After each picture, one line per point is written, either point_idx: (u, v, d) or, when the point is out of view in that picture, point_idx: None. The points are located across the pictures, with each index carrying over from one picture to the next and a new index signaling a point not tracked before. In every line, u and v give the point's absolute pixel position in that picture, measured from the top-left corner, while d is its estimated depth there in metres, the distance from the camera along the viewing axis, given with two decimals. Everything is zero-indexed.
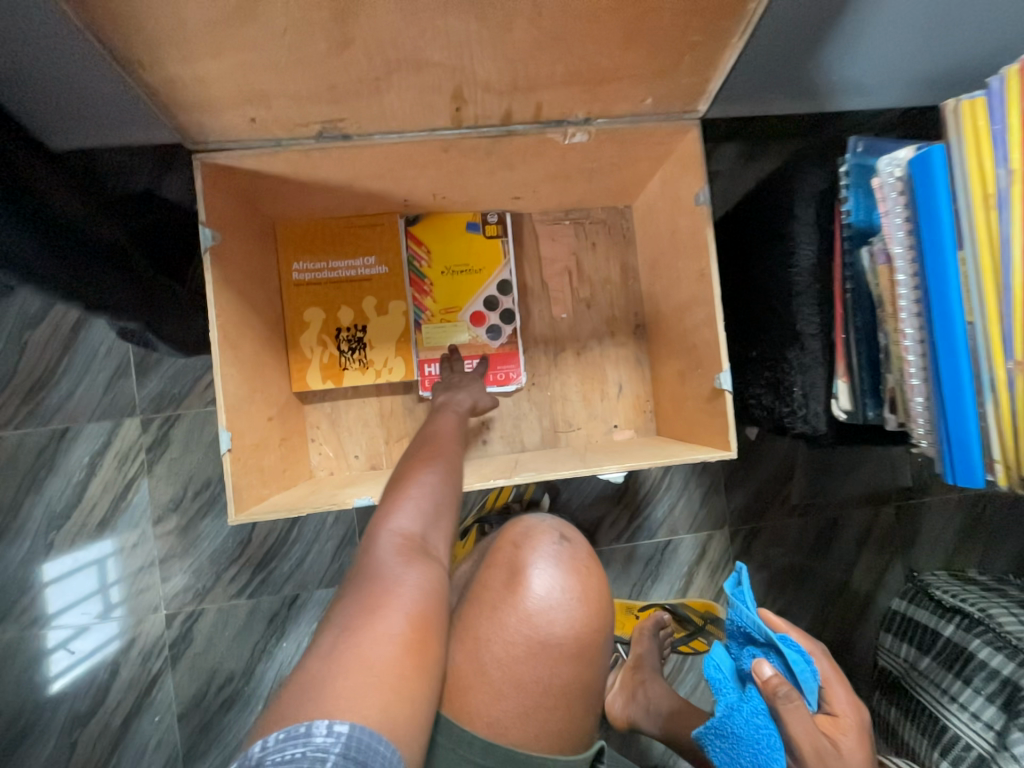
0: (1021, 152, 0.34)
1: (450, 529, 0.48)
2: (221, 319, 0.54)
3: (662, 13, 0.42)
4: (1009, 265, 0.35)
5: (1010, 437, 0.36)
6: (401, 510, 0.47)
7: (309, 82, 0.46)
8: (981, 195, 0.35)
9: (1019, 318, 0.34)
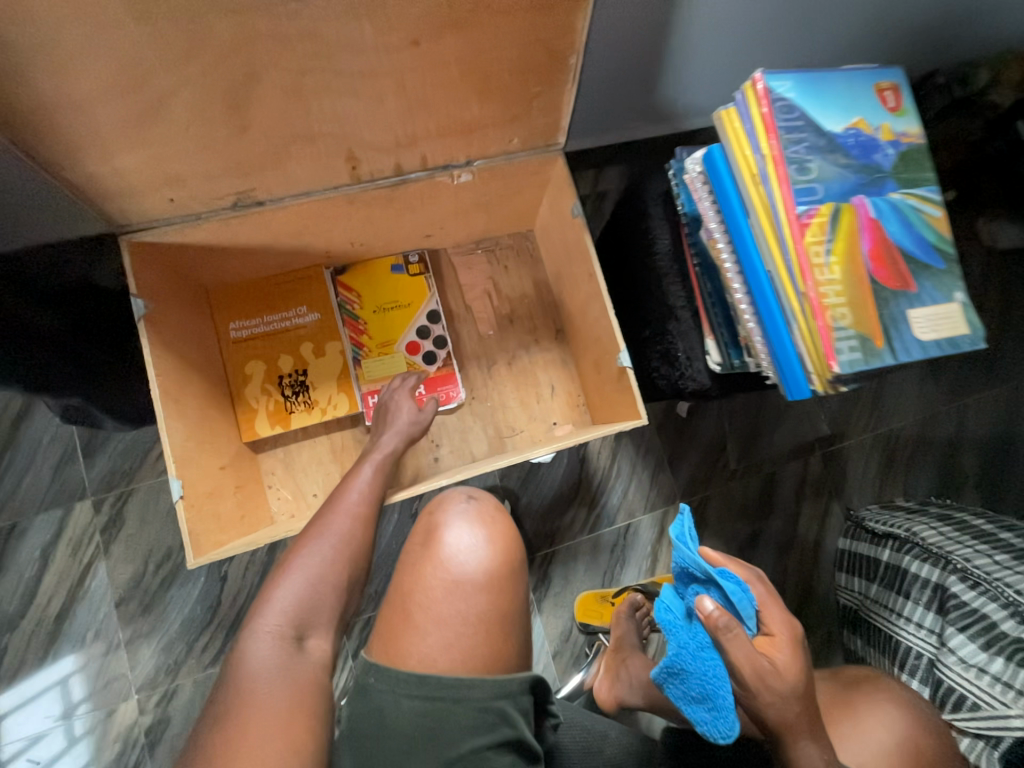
0: (767, 140, 0.43)
1: (331, 610, 0.51)
2: (160, 378, 0.58)
3: (502, 72, 0.53)
4: (780, 225, 0.43)
5: (818, 358, 0.43)
6: (276, 605, 0.49)
7: (217, 162, 0.53)
8: (750, 176, 0.44)
9: (797, 264, 0.43)
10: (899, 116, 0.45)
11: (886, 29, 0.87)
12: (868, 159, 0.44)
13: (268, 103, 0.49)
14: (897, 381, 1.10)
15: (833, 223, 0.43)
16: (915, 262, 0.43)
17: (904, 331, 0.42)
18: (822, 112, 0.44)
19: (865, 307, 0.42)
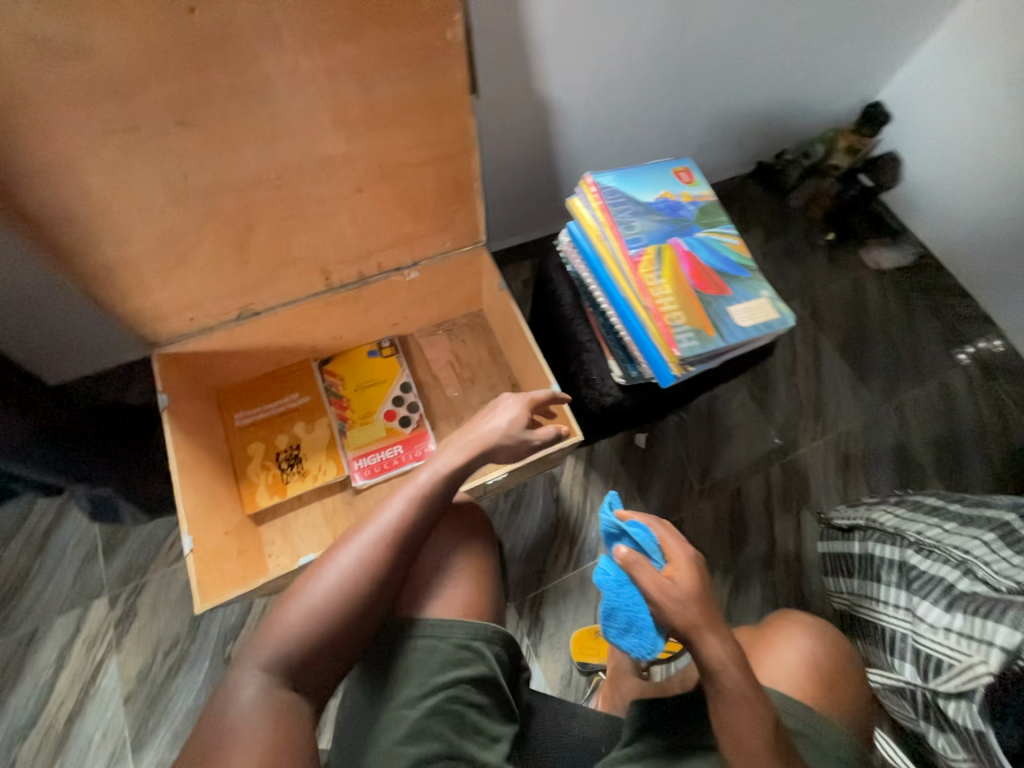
0: (600, 211, 0.63)
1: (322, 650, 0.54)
2: (179, 454, 0.71)
3: (425, 200, 0.76)
4: (621, 262, 0.61)
5: (666, 346, 0.57)
6: (271, 643, 0.53)
7: (226, 286, 0.72)
8: (597, 235, 0.63)
9: (637, 285, 0.59)
10: (693, 187, 0.66)
11: (725, 131, 1.17)
12: (676, 214, 0.63)
13: (261, 241, 0.69)
14: (832, 389, 1.21)
15: (659, 258, 0.60)
16: (724, 276, 0.61)
17: (727, 321, 0.58)
18: (638, 191, 0.64)
19: (692, 308, 0.58)
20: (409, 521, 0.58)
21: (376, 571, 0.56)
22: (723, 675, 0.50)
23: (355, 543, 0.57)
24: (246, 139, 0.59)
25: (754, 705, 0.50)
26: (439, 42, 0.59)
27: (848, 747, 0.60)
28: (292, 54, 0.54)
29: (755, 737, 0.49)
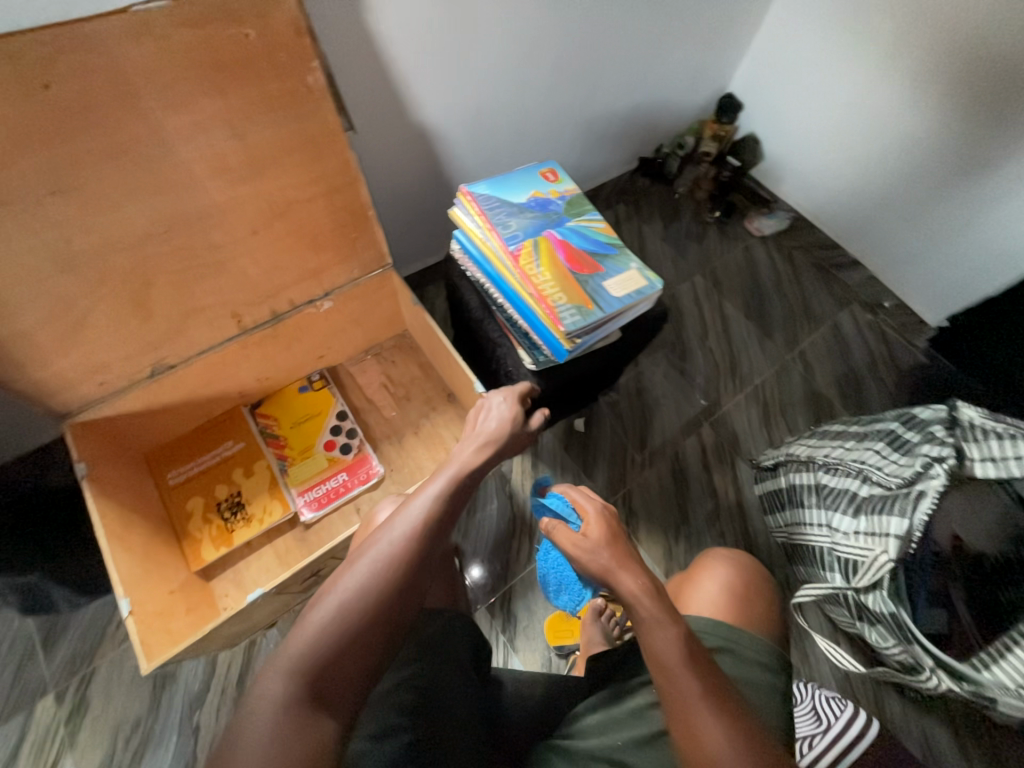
0: (476, 218, 0.71)
1: (366, 647, 0.44)
2: (106, 521, 0.70)
3: (323, 231, 0.79)
4: (502, 260, 0.70)
5: (550, 324, 0.65)
6: (298, 640, 0.43)
7: (132, 345, 0.73)
8: (480, 241, 0.73)
9: (517, 276, 0.68)
10: (558, 184, 0.75)
11: (602, 133, 1.29)
12: (546, 210, 0.71)
13: (161, 295, 0.71)
14: (743, 347, 1.33)
15: (536, 248, 0.67)
16: (596, 256, 0.69)
17: (604, 295, 0.66)
18: (511, 195, 0.72)
19: (571, 287, 0.66)
20: (441, 513, 0.53)
21: (415, 562, 0.48)
22: (637, 605, 0.56)
23: (386, 534, 0.49)
24: (126, 199, 0.61)
25: (668, 626, 0.54)
26: (301, 88, 0.64)
27: (769, 658, 0.67)
28: (157, 116, 0.57)
29: (674, 655, 0.52)
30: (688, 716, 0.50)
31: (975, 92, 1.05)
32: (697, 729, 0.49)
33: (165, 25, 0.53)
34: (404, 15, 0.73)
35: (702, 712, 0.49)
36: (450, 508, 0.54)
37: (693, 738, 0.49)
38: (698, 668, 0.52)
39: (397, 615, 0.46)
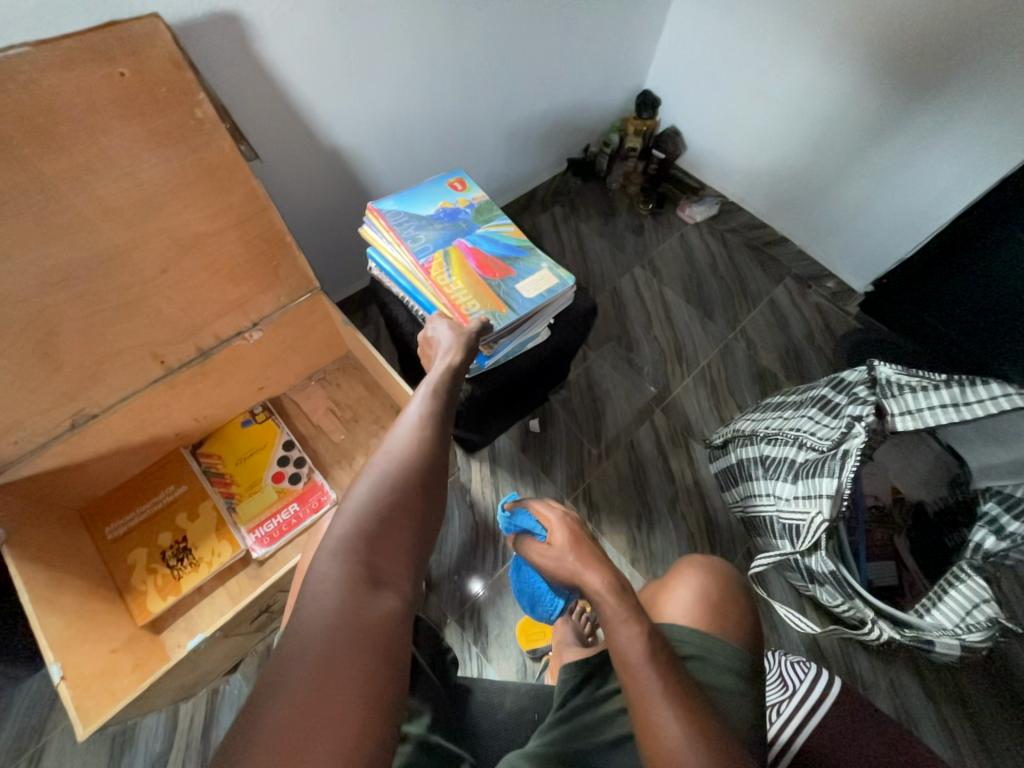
0: (385, 231, 0.73)
1: (403, 529, 0.43)
2: (32, 585, 0.67)
3: (239, 261, 0.78)
4: (412, 271, 0.72)
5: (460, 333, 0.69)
6: (336, 531, 0.42)
7: (45, 398, 0.70)
8: (390, 253, 0.74)
9: (426, 286, 0.70)
10: (465, 192, 0.79)
11: (525, 138, 1.32)
12: (454, 219, 0.75)
13: (69, 344, 0.69)
14: (686, 331, 1.37)
15: (446, 259, 0.70)
16: (507, 261, 0.74)
17: (516, 297, 0.71)
18: (419, 208, 0.75)
19: (482, 292, 0.69)
20: (440, 411, 0.53)
21: (428, 453, 0.49)
22: (602, 604, 0.53)
23: (394, 437, 0.49)
24: (13, 249, 0.59)
25: (633, 623, 0.51)
26: (191, 120, 0.64)
27: (740, 663, 0.58)
28: (36, 161, 0.56)
29: (637, 651, 0.50)
30: (648, 710, 0.47)
31: (862, 68, 1.12)
32: (654, 725, 0.47)
33: (30, 71, 0.52)
34: (297, 43, 0.74)
35: (660, 706, 0.47)
36: (446, 406, 0.55)
37: (652, 731, 0.46)
38: (662, 661, 0.50)
39: (426, 499, 0.46)
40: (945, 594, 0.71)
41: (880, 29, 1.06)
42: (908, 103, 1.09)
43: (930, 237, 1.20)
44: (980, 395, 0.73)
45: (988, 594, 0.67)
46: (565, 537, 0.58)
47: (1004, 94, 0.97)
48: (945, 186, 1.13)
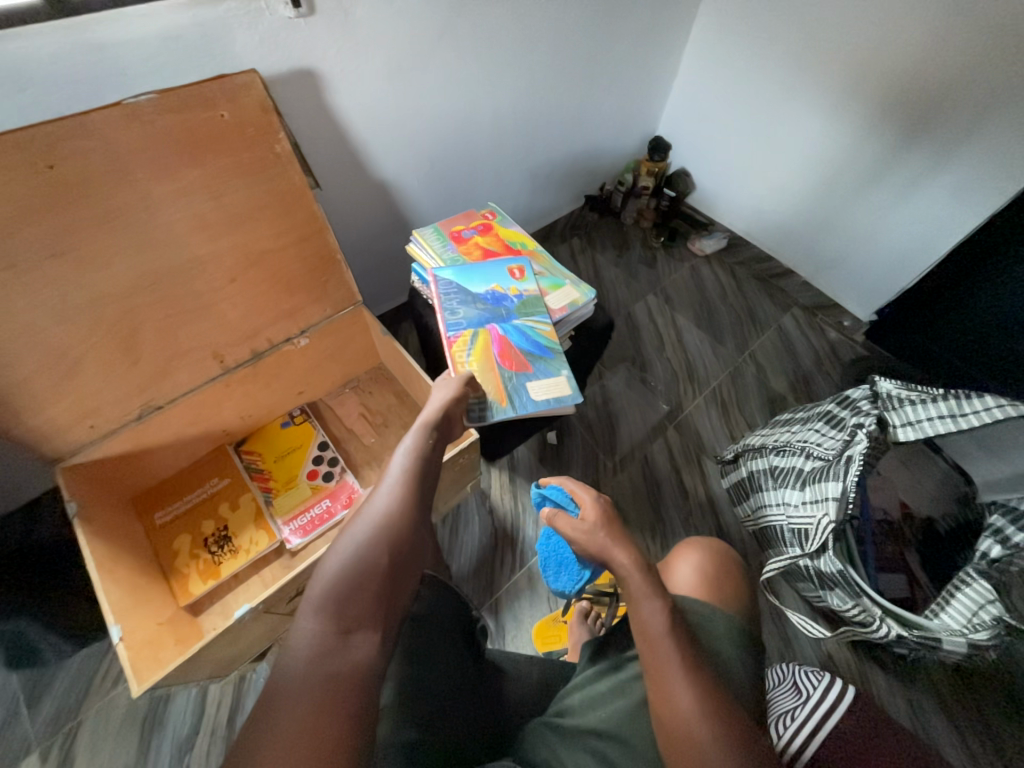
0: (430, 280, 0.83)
1: (380, 575, 0.47)
2: (96, 555, 0.73)
3: (296, 274, 0.88)
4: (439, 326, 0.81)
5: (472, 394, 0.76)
6: (319, 578, 0.46)
7: (121, 388, 0.79)
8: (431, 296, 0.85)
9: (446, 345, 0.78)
10: (521, 283, 0.84)
11: (547, 177, 1.45)
12: (498, 305, 0.80)
13: (148, 340, 0.78)
14: (697, 354, 1.43)
15: (470, 341, 0.76)
16: (531, 357, 0.76)
17: (522, 394, 0.72)
18: (472, 282, 0.82)
19: (494, 383, 0.73)
20: (424, 466, 0.57)
21: (406, 512, 0.52)
22: (629, 577, 0.56)
23: (375, 496, 0.53)
24: (117, 255, 0.69)
25: (656, 597, 0.54)
26: (270, 154, 0.75)
27: (735, 630, 0.60)
28: (146, 184, 0.67)
29: (659, 624, 0.52)
30: (663, 680, 0.50)
31: (858, 118, 1.23)
32: (670, 694, 0.49)
33: (152, 113, 0.64)
34: (358, 91, 0.86)
35: (677, 677, 0.49)
36: (429, 461, 0.58)
37: (666, 701, 0.49)
38: (683, 636, 0.52)
39: (404, 554, 0.49)
40: (954, 596, 0.74)
41: (872, 84, 1.17)
42: (901, 149, 1.19)
43: (930, 269, 1.26)
44: (975, 406, 0.78)
45: (992, 594, 0.70)
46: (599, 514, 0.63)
47: (990, 140, 1.06)
48: (940, 223, 1.20)
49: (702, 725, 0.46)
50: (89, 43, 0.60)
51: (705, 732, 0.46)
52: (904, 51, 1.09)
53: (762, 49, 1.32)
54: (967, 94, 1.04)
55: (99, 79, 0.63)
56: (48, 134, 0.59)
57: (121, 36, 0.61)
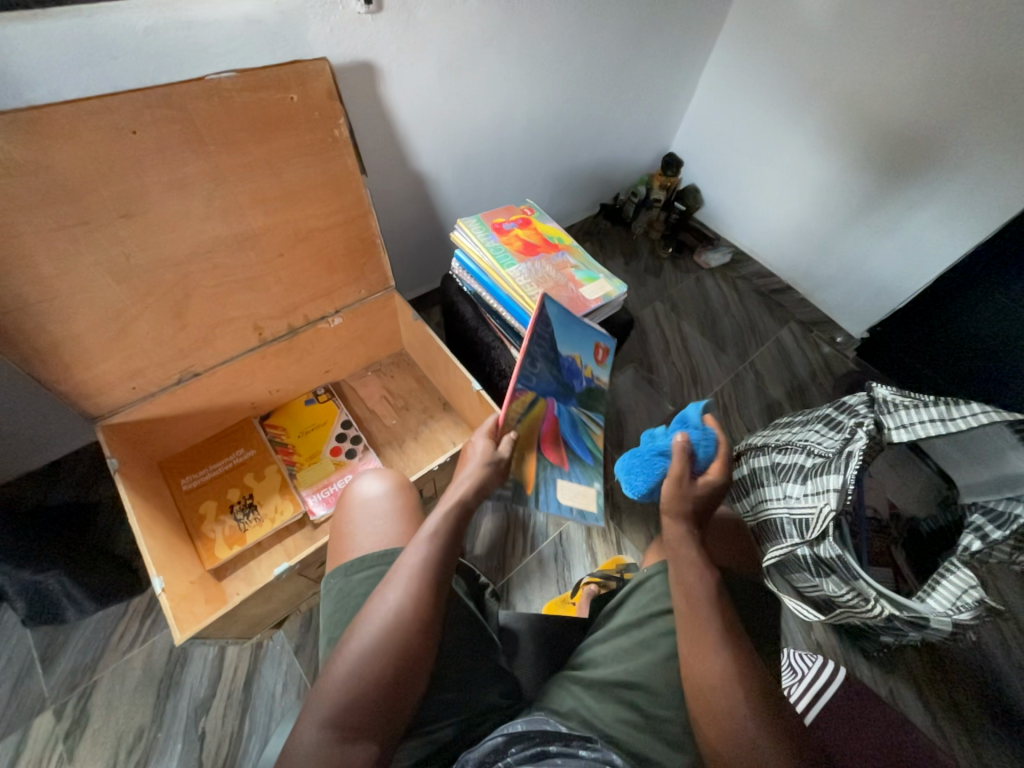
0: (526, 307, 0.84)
1: (394, 670, 0.47)
2: (134, 512, 0.76)
3: (337, 255, 0.92)
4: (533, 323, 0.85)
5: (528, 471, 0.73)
6: (335, 670, 0.47)
7: (165, 351, 0.81)
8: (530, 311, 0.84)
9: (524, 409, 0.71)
10: (597, 365, 0.86)
11: (568, 183, 1.52)
12: (571, 380, 0.80)
13: (196, 307, 0.81)
14: (701, 360, 1.51)
15: (531, 404, 0.72)
16: (570, 457, 0.80)
17: (550, 492, 0.74)
18: (563, 341, 0.78)
19: (532, 467, 0.74)
20: (447, 543, 0.55)
21: (416, 615, 0.49)
22: (681, 549, 0.60)
23: (387, 592, 0.50)
24: (181, 222, 0.73)
25: (705, 570, 0.58)
26: (329, 138, 0.79)
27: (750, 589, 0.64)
28: (216, 156, 0.71)
29: (702, 593, 0.56)
30: (702, 641, 0.54)
31: (857, 151, 1.32)
32: (700, 649, 0.53)
33: (230, 90, 0.68)
34: (409, 86, 0.91)
35: (714, 641, 0.54)
36: (451, 547, 0.55)
37: (693, 654, 0.54)
38: (723, 607, 0.56)
39: (421, 645, 0.48)
40: (939, 583, 0.83)
41: (871, 120, 1.27)
42: (897, 181, 1.28)
43: (918, 292, 1.35)
44: (963, 412, 0.84)
45: (973, 579, 0.79)
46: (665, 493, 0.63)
47: (978, 176, 1.14)
48: (931, 251, 1.29)
49: (732, 684, 0.51)
50: (179, 20, 0.63)
51: (734, 689, 0.51)
52: (903, 93, 1.19)
53: (773, 80, 1.41)
54: (959, 135, 1.13)
55: (184, 55, 0.67)
56: (135, 102, 0.62)
57: (210, 16, 0.65)
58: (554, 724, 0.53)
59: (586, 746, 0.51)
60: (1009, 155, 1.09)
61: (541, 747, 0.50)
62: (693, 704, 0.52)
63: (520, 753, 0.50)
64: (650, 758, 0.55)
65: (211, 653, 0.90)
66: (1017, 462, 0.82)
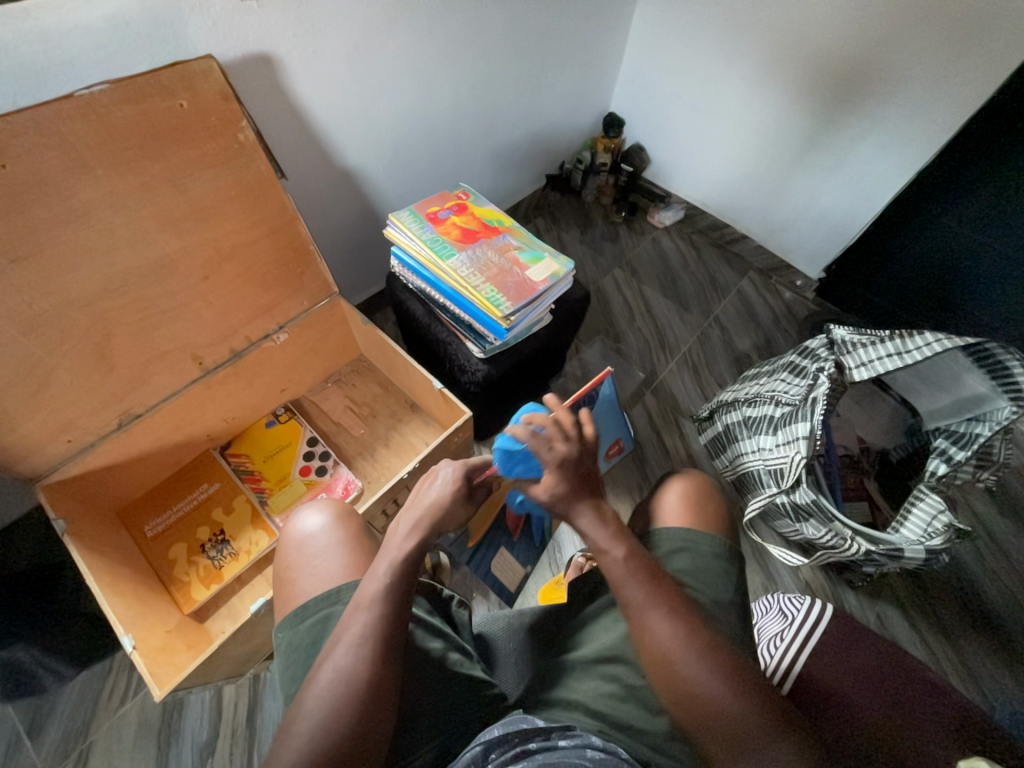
0: (496, 313, 0.79)
1: (347, 742, 0.44)
2: (91, 571, 0.72)
3: (269, 269, 0.87)
4: (501, 326, 0.80)
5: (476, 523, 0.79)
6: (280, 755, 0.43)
7: (97, 398, 0.76)
8: (500, 316, 0.79)
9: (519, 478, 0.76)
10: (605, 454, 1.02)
11: (508, 157, 1.46)
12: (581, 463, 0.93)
13: (122, 347, 0.76)
14: (667, 323, 1.50)
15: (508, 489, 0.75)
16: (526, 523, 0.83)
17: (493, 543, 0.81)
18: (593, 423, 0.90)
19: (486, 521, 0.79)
20: (398, 595, 0.52)
21: (370, 677, 0.47)
22: (589, 536, 0.55)
23: (334, 655, 0.48)
24: (83, 257, 0.67)
25: (618, 547, 0.54)
26: (234, 143, 0.73)
27: (724, 549, 0.66)
28: (109, 180, 0.64)
29: (619, 571, 0.53)
30: (639, 618, 0.51)
31: (791, 87, 1.30)
32: (646, 627, 0.51)
33: (108, 104, 0.61)
34: (315, 75, 0.84)
35: (650, 613, 0.51)
36: (401, 597, 0.52)
37: (646, 633, 0.50)
38: (647, 576, 0.53)
39: (373, 710, 0.45)
40: (911, 511, 0.86)
41: (804, 55, 1.24)
42: (837, 117, 1.26)
43: (868, 225, 1.36)
44: (918, 342, 0.84)
45: (942, 504, 0.82)
46: (560, 473, 0.56)
47: (914, 101, 1.13)
48: (877, 183, 1.29)
49: (677, 648, 0.49)
50: (31, 30, 0.57)
51: (679, 653, 0.49)
52: (835, 22, 1.15)
53: (703, 24, 1.36)
54: (890, 61, 1.12)
55: (46, 70, 0.60)
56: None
57: (66, 21, 0.58)
58: (532, 719, 0.52)
59: (566, 734, 0.50)
60: (939, 76, 1.07)
61: (520, 747, 0.48)
62: (658, 679, 0.50)
63: (501, 757, 0.47)
64: (640, 728, 0.53)
65: (208, 695, 0.88)
66: (974, 384, 0.84)
